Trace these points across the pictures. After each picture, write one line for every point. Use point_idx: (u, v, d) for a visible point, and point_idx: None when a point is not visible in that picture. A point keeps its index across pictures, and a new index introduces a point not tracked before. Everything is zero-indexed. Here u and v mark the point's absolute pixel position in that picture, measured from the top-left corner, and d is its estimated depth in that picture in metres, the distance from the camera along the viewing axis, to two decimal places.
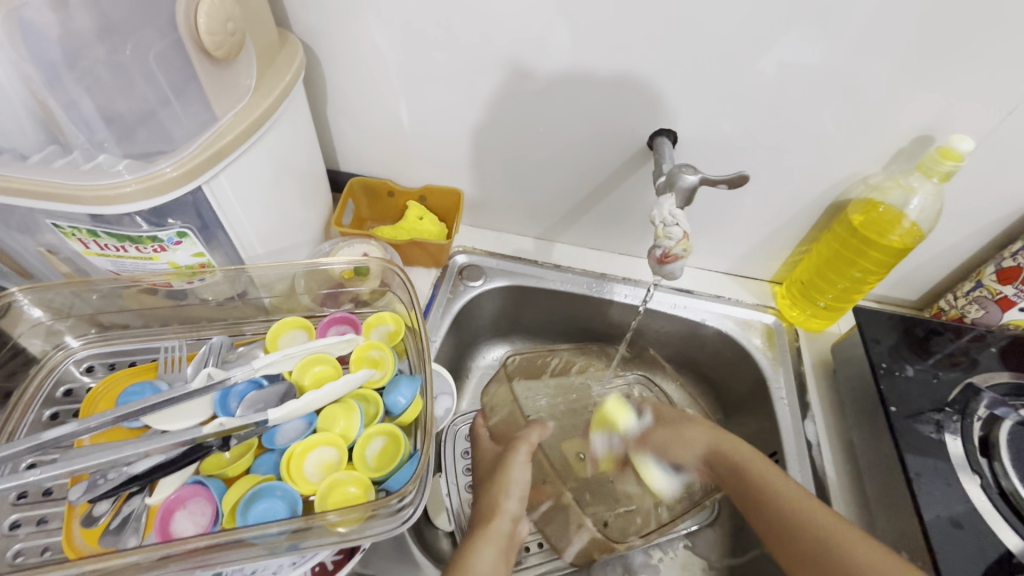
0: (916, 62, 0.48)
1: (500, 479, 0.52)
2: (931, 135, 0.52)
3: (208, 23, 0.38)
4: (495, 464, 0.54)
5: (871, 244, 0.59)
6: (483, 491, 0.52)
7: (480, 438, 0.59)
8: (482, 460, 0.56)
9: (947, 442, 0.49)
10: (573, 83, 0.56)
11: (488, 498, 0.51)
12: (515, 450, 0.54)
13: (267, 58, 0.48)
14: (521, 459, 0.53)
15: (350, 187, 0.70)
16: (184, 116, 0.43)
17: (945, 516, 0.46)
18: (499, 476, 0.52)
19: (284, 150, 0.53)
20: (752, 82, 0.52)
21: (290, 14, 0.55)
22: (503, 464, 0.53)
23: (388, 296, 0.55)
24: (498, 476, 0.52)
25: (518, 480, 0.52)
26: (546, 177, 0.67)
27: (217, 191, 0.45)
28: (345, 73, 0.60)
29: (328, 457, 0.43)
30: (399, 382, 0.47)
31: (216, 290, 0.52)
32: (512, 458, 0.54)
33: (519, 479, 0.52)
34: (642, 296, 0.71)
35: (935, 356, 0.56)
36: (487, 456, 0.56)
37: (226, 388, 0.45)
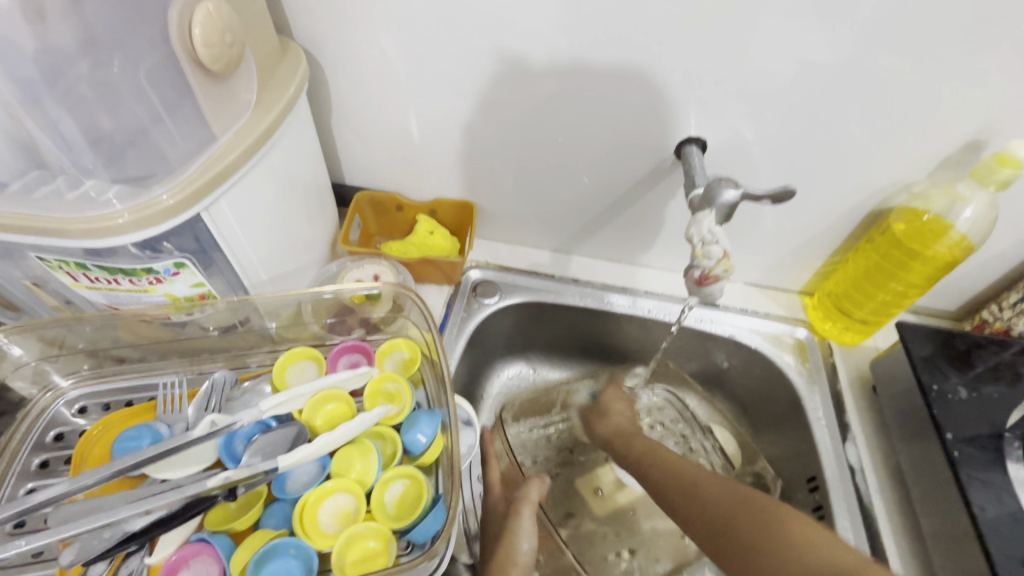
0: (972, 61, 0.44)
1: (505, 545, 0.47)
2: (983, 140, 0.49)
3: (203, 34, 0.35)
4: (501, 522, 0.50)
5: (914, 257, 0.56)
6: (492, 552, 0.48)
7: (492, 482, 0.55)
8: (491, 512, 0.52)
9: (1012, 470, 0.46)
10: (596, 90, 0.52)
11: (494, 566, 0.46)
12: (520, 512, 0.49)
13: (268, 69, 0.45)
14: (527, 522, 0.48)
15: (356, 201, 0.66)
16: (179, 135, 0.39)
17: (1015, 555, 0.42)
18: (503, 541, 0.48)
19: (287, 167, 0.49)
20: (789, 86, 0.48)
21: (289, 20, 0.51)
22: (507, 530, 0.48)
23: (402, 318, 0.51)
24: (502, 540, 0.48)
25: (521, 552, 0.47)
26: (564, 187, 0.63)
27: (217, 217, 0.42)
28: (350, 81, 0.56)
29: (345, 505, 0.39)
30: (418, 419, 0.44)
31: (218, 318, 0.48)
32: (518, 518, 0.49)
33: (523, 554, 0.47)
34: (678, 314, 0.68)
35: (975, 369, 0.53)
36: (497, 509, 0.52)
37: (232, 431, 0.41)
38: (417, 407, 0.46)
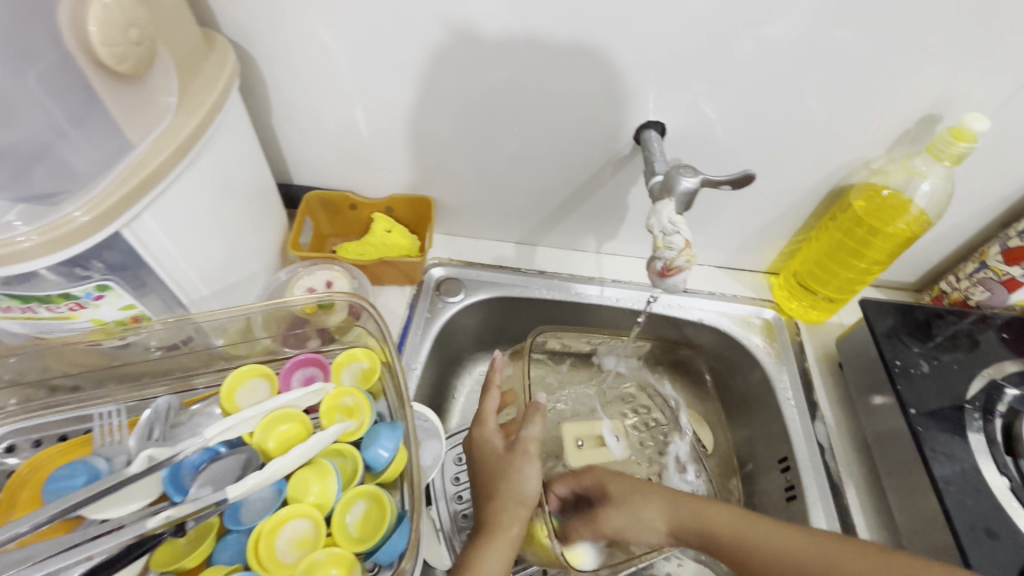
0: (926, 34, 0.43)
1: (509, 482, 0.46)
2: (938, 114, 0.49)
3: (103, 32, 0.31)
4: (504, 458, 0.47)
5: (876, 234, 0.56)
6: (493, 487, 0.46)
7: (488, 415, 0.52)
8: (486, 447, 0.49)
9: (971, 441, 0.47)
10: (546, 77, 0.50)
11: (498, 502, 0.45)
12: (530, 447, 0.48)
13: (191, 67, 0.41)
14: (535, 466, 0.46)
15: (306, 202, 0.62)
16: (88, 147, 0.35)
17: (979, 526, 0.43)
18: (511, 476, 0.46)
19: (222, 172, 0.45)
20: (744, 65, 0.47)
21: (214, 11, 0.47)
22: (516, 467, 0.46)
23: (358, 328, 0.49)
24: (505, 478, 0.46)
25: (528, 488, 0.46)
26: (523, 178, 0.61)
27: (142, 232, 0.38)
28: (287, 75, 0.53)
29: (303, 531, 0.37)
30: (379, 433, 0.42)
31: (161, 336, 0.44)
32: (525, 458, 0.47)
33: (532, 494, 0.46)
34: (646, 299, 0.67)
35: (935, 339, 0.54)
36: (493, 448, 0.49)
37: (176, 463, 0.39)
38: (379, 420, 0.44)
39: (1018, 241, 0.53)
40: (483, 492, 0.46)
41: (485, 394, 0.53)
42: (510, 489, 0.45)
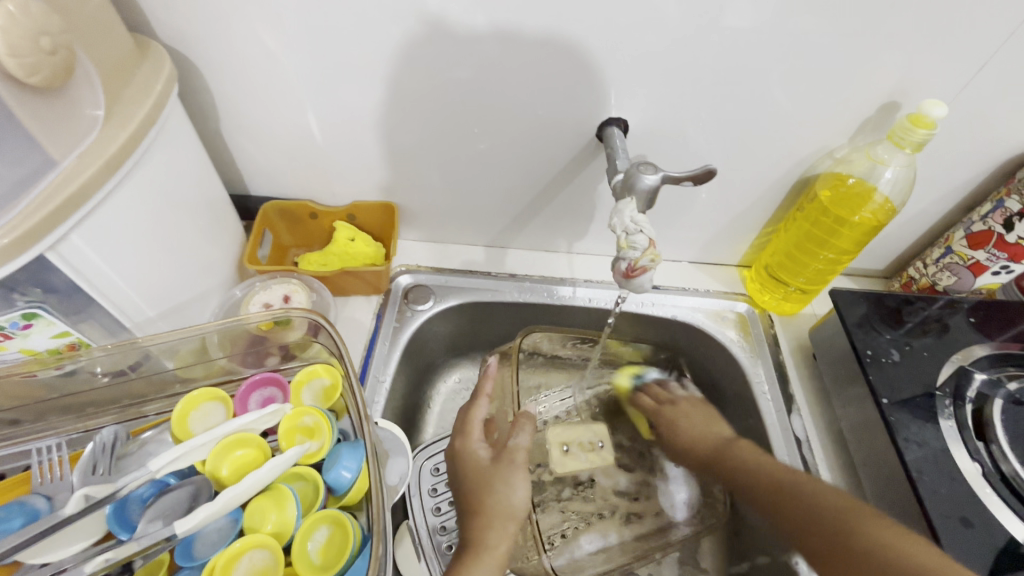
0: (879, 21, 0.43)
1: (495, 495, 0.45)
2: (897, 102, 0.48)
3: (7, 41, 0.29)
4: (489, 471, 0.46)
5: (843, 224, 0.55)
6: (477, 503, 0.44)
7: (472, 425, 0.50)
8: (469, 460, 0.47)
9: (943, 429, 0.47)
10: (500, 76, 0.49)
11: (486, 518, 0.44)
12: (515, 458, 0.47)
13: (120, 76, 0.39)
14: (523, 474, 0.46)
15: (263, 213, 0.60)
16: (3, 167, 0.32)
17: (953, 515, 0.43)
18: (495, 487, 0.45)
19: (164, 185, 0.43)
20: (701, 56, 0.46)
21: (149, 17, 0.45)
22: (503, 479, 0.46)
23: (316, 345, 0.46)
24: (489, 495, 0.45)
25: (515, 500, 0.45)
26: (488, 180, 0.60)
27: (72, 254, 0.36)
28: (233, 82, 0.50)
29: (262, 562, 0.35)
30: (341, 453, 0.40)
31: (108, 360, 0.42)
32: (512, 469, 0.47)
33: (519, 507, 0.45)
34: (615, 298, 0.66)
35: (906, 326, 0.54)
36: (477, 460, 0.47)
37: (122, 499, 0.36)
38: (341, 440, 0.42)
39: (982, 225, 0.54)
40: (466, 508, 0.45)
41: (474, 401, 0.52)
42: (496, 499, 0.45)
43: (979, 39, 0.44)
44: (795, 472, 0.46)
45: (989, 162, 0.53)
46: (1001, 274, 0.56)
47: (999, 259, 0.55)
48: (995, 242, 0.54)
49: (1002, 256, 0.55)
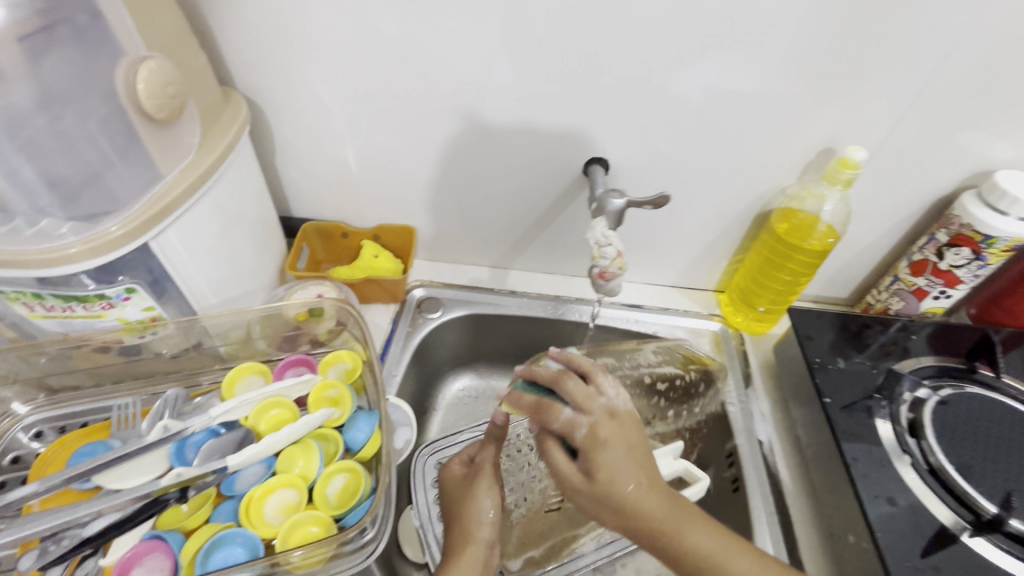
0: (806, 85, 0.54)
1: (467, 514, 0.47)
2: (832, 147, 0.58)
3: (147, 88, 0.41)
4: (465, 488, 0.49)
5: (795, 250, 0.64)
6: (453, 517, 0.48)
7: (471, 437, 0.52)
8: (447, 476, 0.51)
9: (878, 425, 0.53)
10: (504, 126, 0.61)
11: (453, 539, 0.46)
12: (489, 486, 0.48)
13: (211, 116, 0.50)
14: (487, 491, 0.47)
15: (303, 231, 0.71)
16: (129, 176, 0.44)
17: (881, 495, 0.48)
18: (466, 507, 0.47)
19: (234, 201, 0.54)
20: (667, 109, 0.57)
21: (233, 74, 0.58)
22: (467, 493, 0.48)
23: (344, 334, 0.56)
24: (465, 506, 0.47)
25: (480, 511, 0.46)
26: (494, 209, 0.70)
27: (165, 245, 0.47)
28: (291, 123, 0.63)
29: (289, 498, 0.43)
30: (357, 418, 0.48)
31: (171, 342, 0.52)
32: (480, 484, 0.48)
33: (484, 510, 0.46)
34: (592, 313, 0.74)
35: (869, 349, 0.60)
36: (454, 475, 0.51)
37: (182, 439, 0.45)
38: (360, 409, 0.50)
39: (920, 255, 0.62)
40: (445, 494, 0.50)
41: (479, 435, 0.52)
42: (474, 507, 0.47)
43: (889, 101, 0.54)
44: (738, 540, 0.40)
45: (922, 201, 0.62)
46: (942, 299, 0.64)
47: (937, 285, 0.62)
48: (931, 270, 0.62)
49: (939, 283, 0.62)
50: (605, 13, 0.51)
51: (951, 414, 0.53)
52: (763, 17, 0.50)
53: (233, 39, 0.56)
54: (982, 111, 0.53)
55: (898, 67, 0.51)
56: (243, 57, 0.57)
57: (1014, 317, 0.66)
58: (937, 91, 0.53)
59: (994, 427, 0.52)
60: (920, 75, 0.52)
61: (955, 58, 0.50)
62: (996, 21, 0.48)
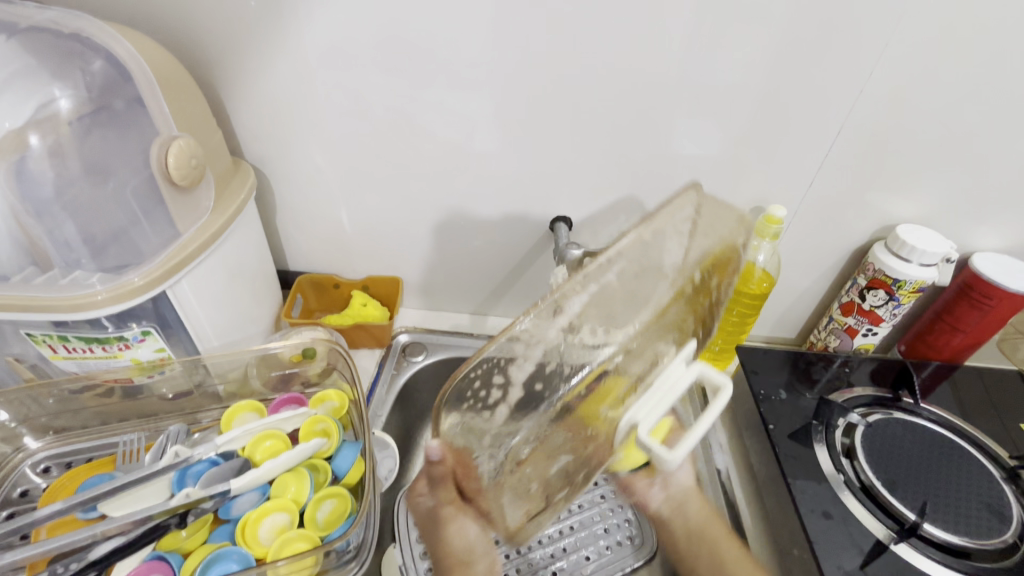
0: (731, 154, 0.64)
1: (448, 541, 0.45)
2: (760, 205, 0.68)
3: (176, 160, 0.48)
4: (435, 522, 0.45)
5: (741, 292, 0.72)
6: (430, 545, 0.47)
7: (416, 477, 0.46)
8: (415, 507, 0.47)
9: (817, 450, 0.59)
10: (480, 188, 0.70)
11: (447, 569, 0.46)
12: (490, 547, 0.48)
13: (223, 182, 0.58)
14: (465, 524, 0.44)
15: (299, 283, 0.78)
16: (152, 234, 0.50)
17: (817, 509, 0.54)
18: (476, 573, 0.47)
19: (241, 254, 0.61)
20: (619, 173, 0.67)
21: (243, 147, 0.68)
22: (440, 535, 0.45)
23: (334, 374, 0.61)
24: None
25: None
26: (474, 260, 0.78)
27: (179, 294, 0.52)
28: (292, 187, 0.71)
29: (281, 521, 0.47)
30: (343, 447, 0.54)
31: (173, 383, 0.57)
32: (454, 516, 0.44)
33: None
34: None
35: (818, 384, 0.67)
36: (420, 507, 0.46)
37: (184, 468, 0.49)
38: (346, 440, 0.55)
39: (847, 298, 0.71)
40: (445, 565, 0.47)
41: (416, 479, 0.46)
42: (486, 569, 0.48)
43: (801, 166, 0.64)
44: None
45: (843, 250, 0.71)
46: (870, 335, 0.72)
47: (864, 323, 0.71)
48: (857, 310, 0.70)
49: (865, 321, 0.70)
50: (561, 97, 0.61)
51: (878, 437, 0.60)
52: (690, 101, 0.60)
53: (245, 117, 0.65)
54: (878, 175, 0.64)
55: (804, 140, 0.62)
56: (252, 132, 0.66)
57: (938, 351, 0.73)
58: (840, 159, 0.63)
59: (909, 446, 0.60)
60: (822, 147, 0.63)
61: (848, 132, 0.61)
62: (874, 105, 0.59)
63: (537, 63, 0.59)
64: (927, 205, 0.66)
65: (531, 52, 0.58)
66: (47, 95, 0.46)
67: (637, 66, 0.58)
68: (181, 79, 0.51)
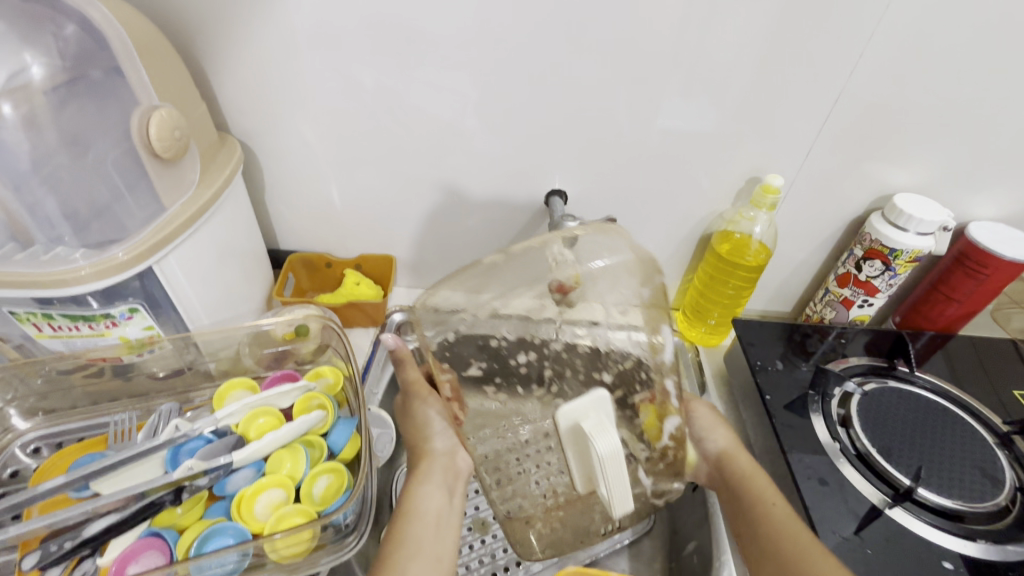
0: (729, 125, 0.63)
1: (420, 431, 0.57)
2: (757, 175, 0.67)
3: (158, 131, 0.46)
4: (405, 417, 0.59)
5: (736, 265, 0.71)
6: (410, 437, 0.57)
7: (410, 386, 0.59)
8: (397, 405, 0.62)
9: (813, 420, 0.59)
10: (472, 164, 0.69)
11: (414, 442, 0.57)
12: (456, 450, 0.56)
13: (208, 157, 0.56)
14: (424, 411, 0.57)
15: (290, 262, 0.77)
16: (136, 209, 0.49)
17: (813, 477, 0.54)
18: (433, 470, 0.53)
19: (230, 232, 0.60)
20: (615, 147, 0.66)
21: (229, 123, 0.66)
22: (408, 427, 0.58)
23: (328, 352, 0.60)
24: (428, 480, 0.52)
25: (428, 508, 0.51)
26: (467, 238, 0.77)
27: (167, 270, 0.51)
28: (280, 164, 0.70)
29: (277, 497, 0.47)
30: (338, 424, 0.53)
31: (164, 362, 0.57)
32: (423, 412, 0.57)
33: (430, 508, 0.51)
34: None
35: (814, 356, 0.67)
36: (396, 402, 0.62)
37: (176, 445, 0.49)
38: (341, 417, 0.55)
39: (843, 269, 0.70)
40: (412, 467, 0.55)
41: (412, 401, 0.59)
42: (445, 472, 0.54)
43: (799, 137, 0.63)
44: (809, 541, 0.47)
45: (839, 222, 0.71)
46: (866, 307, 0.72)
47: (860, 294, 0.70)
48: (854, 281, 0.70)
49: (861, 292, 0.70)
50: (554, 67, 0.60)
51: (874, 406, 0.60)
52: (686, 70, 0.59)
53: (229, 91, 0.63)
54: (876, 145, 0.63)
55: (802, 109, 0.61)
56: (237, 107, 0.64)
57: (932, 322, 0.73)
58: (837, 129, 0.62)
59: (904, 414, 0.60)
60: (819, 118, 0.62)
61: (847, 101, 0.60)
62: (874, 73, 0.58)
63: (529, 34, 0.57)
64: (925, 175, 0.65)
65: (523, 19, 0.56)
66: (18, 62, 0.43)
67: (633, 35, 0.57)
68: (160, 46, 0.49)
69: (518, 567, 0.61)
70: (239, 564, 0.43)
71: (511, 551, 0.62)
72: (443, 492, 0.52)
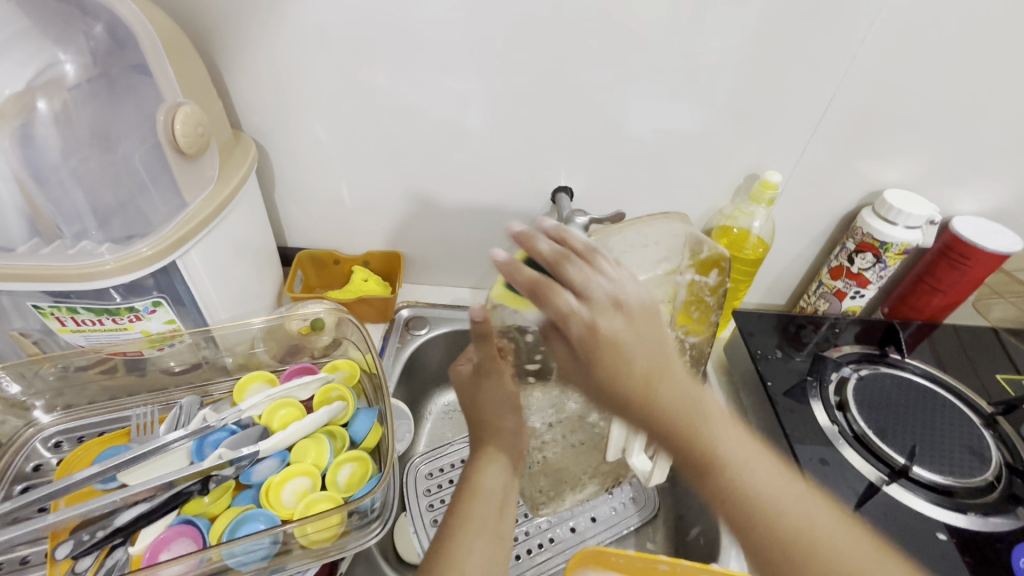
0: (730, 123, 0.65)
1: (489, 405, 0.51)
2: (756, 172, 0.70)
3: (182, 128, 0.47)
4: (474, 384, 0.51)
5: (735, 259, 0.74)
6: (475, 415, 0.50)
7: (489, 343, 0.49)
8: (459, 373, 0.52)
9: (813, 406, 0.62)
10: (480, 161, 0.70)
11: (481, 421, 0.50)
12: (521, 430, 0.52)
13: (225, 154, 0.57)
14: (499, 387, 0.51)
15: (299, 259, 0.77)
16: (160, 203, 0.50)
17: (815, 457, 0.57)
18: (502, 451, 0.49)
19: (246, 228, 0.61)
20: (620, 144, 0.68)
21: (241, 121, 0.67)
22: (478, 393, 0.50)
23: (343, 344, 0.61)
24: (496, 458, 0.48)
25: (494, 487, 0.47)
26: (472, 235, 0.78)
27: (189, 265, 0.52)
28: (291, 162, 0.71)
29: (303, 485, 0.48)
30: (359, 414, 0.54)
31: (180, 357, 0.57)
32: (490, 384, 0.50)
33: (494, 486, 0.47)
34: None
35: (808, 345, 0.71)
36: (461, 372, 0.52)
37: (202, 437, 0.50)
38: (360, 408, 0.56)
39: (836, 262, 0.74)
40: (478, 441, 0.50)
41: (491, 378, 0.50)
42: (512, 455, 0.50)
43: (795, 136, 0.66)
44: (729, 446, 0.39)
45: (832, 217, 0.74)
46: (858, 298, 0.75)
47: (852, 286, 0.74)
48: (846, 274, 0.73)
49: (853, 284, 0.74)
50: (562, 67, 0.62)
51: (867, 391, 0.64)
52: (690, 70, 0.61)
53: (242, 89, 0.64)
54: (867, 143, 0.66)
55: (799, 110, 0.64)
56: (250, 104, 0.65)
57: (919, 311, 0.77)
58: (831, 128, 0.66)
59: (896, 398, 0.63)
60: (814, 118, 0.65)
61: (840, 101, 0.63)
62: (865, 75, 0.61)
63: (539, 35, 0.59)
64: (912, 172, 0.69)
65: (532, 20, 0.58)
66: (51, 57, 0.45)
67: (639, 37, 0.59)
68: (183, 46, 0.50)
69: (529, 553, 0.62)
70: (270, 549, 0.44)
71: (523, 538, 0.64)
72: (505, 470, 0.48)
